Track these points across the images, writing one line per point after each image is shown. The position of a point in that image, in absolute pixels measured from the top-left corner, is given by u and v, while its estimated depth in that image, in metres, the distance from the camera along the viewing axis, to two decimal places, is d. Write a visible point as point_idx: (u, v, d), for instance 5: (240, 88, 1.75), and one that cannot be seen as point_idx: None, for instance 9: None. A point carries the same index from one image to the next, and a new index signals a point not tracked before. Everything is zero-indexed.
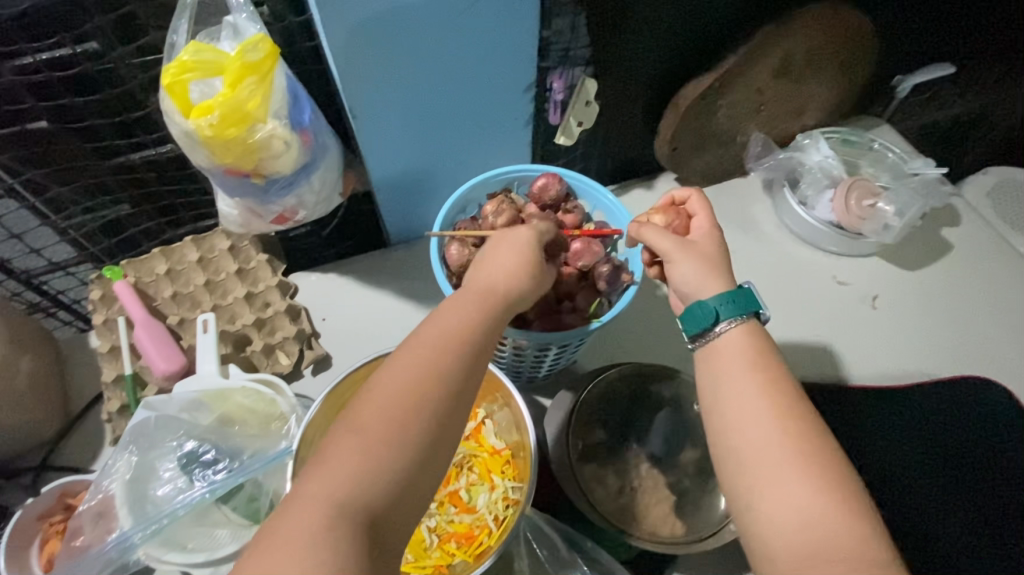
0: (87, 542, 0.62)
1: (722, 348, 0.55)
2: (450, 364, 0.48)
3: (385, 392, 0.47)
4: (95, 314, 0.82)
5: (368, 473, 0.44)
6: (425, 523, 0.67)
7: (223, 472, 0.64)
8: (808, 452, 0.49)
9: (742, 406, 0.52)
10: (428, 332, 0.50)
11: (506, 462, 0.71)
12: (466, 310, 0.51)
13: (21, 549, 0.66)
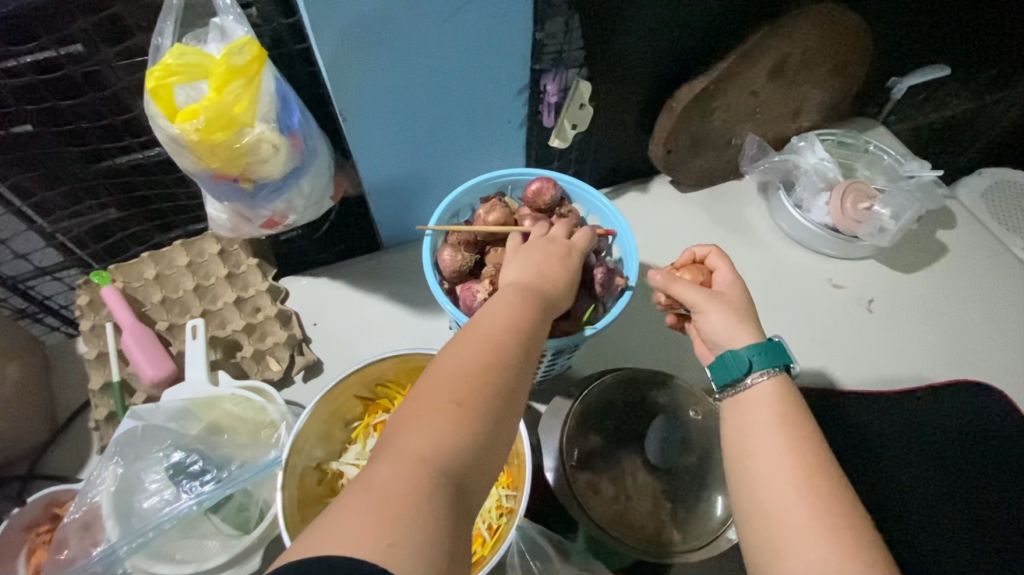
0: (72, 555, 0.61)
1: (749, 400, 0.56)
2: (515, 341, 0.49)
3: (459, 365, 0.46)
4: (83, 320, 0.81)
5: (451, 442, 0.42)
6: None
7: (210, 484, 0.64)
8: (833, 511, 0.48)
9: (765, 460, 0.52)
10: (487, 315, 0.51)
11: (500, 470, 0.70)
12: (517, 296, 0.52)
13: (6, 561, 0.65)
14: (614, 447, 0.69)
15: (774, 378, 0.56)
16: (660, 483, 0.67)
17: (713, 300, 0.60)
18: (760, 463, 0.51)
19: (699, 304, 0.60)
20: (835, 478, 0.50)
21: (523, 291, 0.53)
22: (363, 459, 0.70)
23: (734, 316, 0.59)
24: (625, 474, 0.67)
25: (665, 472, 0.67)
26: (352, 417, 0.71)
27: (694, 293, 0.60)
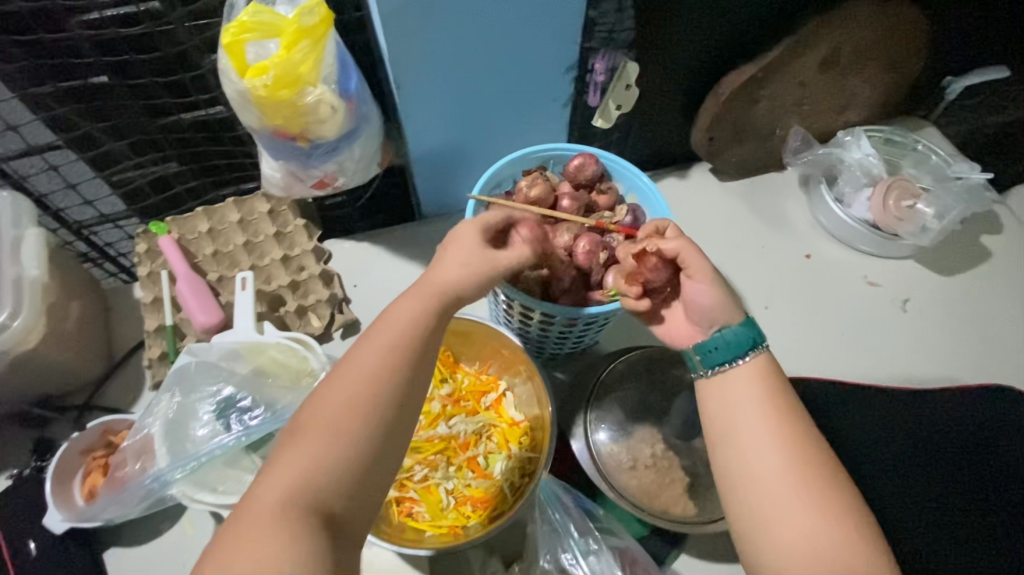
0: (128, 475, 0.67)
1: (734, 378, 0.54)
2: (408, 349, 0.50)
3: (345, 382, 0.49)
4: (140, 267, 0.86)
5: (332, 458, 0.46)
6: (444, 485, 0.70)
7: (258, 418, 0.68)
8: (826, 486, 0.49)
9: (755, 440, 0.51)
10: (382, 326, 0.51)
11: (524, 433, 0.74)
12: (420, 297, 0.53)
13: (65, 480, 0.70)
14: (637, 421, 0.71)
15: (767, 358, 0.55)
16: (680, 459, 0.69)
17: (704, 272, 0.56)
18: (750, 444, 0.51)
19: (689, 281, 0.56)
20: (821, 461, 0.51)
21: (431, 295, 0.53)
22: None
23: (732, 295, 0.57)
24: (646, 446, 0.69)
25: (685, 449, 0.69)
26: None
27: (692, 257, 0.56)
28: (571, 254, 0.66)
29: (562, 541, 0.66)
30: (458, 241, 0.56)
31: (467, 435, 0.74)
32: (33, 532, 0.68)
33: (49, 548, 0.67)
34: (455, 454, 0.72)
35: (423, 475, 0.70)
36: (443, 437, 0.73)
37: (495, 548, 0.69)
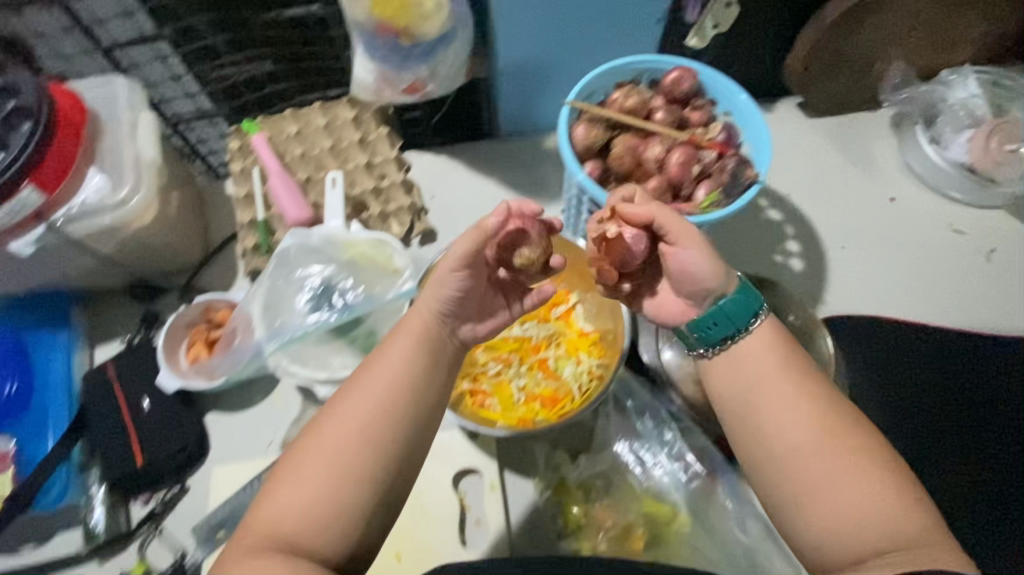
0: (238, 341, 0.74)
1: (747, 352, 0.55)
2: (396, 398, 0.51)
3: (335, 430, 0.49)
4: (234, 163, 0.90)
5: (323, 509, 0.47)
6: (515, 382, 0.75)
7: (355, 299, 0.74)
8: (854, 445, 0.50)
9: (780, 414, 0.51)
10: (369, 375, 0.52)
11: (593, 342, 0.76)
12: (409, 335, 0.54)
13: (174, 349, 0.77)
14: None
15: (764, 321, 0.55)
16: None
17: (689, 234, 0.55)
18: (778, 419, 0.51)
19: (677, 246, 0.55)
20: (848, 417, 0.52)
21: (414, 338, 0.54)
22: None
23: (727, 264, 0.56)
24: None
25: None
26: None
27: (675, 224, 0.55)
28: (661, 166, 0.65)
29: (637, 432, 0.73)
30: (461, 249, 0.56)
31: (539, 339, 0.78)
32: (148, 389, 0.75)
33: (162, 404, 0.75)
34: (527, 354, 0.77)
35: (497, 370, 0.75)
36: (517, 338, 0.77)
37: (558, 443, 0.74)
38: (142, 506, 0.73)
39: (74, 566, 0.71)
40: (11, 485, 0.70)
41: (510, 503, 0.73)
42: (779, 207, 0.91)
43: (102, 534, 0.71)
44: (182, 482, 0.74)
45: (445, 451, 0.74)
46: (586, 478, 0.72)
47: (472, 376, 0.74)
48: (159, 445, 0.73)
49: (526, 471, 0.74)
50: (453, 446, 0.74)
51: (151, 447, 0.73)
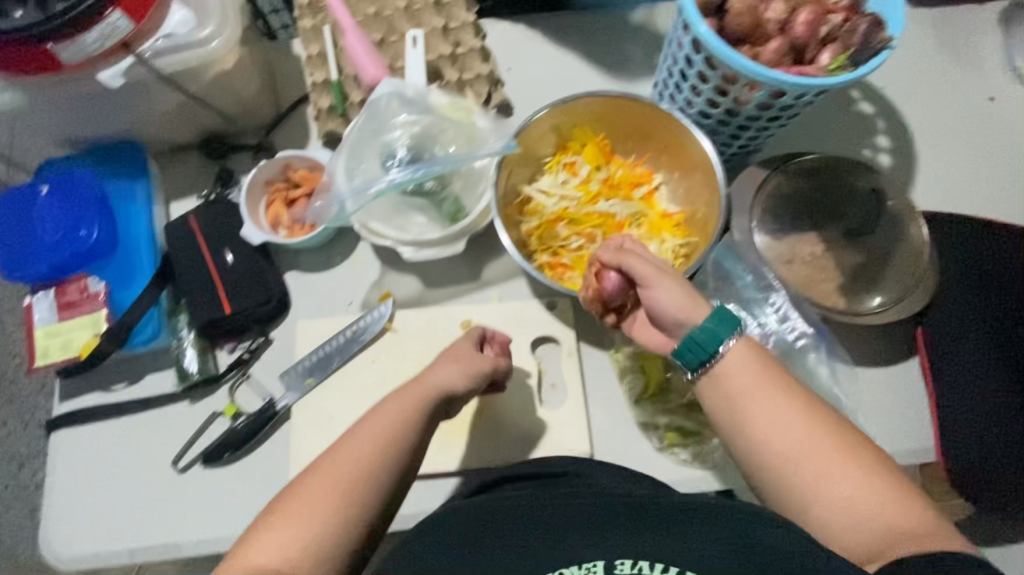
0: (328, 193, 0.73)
1: (727, 367, 0.55)
2: (397, 449, 0.55)
3: (334, 467, 0.53)
4: (303, 19, 0.85)
5: (305, 546, 0.50)
6: (597, 257, 0.74)
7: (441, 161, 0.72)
8: (841, 449, 0.50)
9: (765, 425, 0.52)
10: (374, 421, 0.57)
11: (677, 224, 0.76)
12: (403, 399, 0.58)
13: (254, 204, 0.77)
14: (800, 224, 0.72)
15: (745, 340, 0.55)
16: (836, 260, 0.71)
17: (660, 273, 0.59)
18: (764, 431, 0.51)
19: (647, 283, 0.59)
20: (822, 407, 0.53)
21: (418, 396, 0.58)
22: (553, 186, 0.78)
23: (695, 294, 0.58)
24: (808, 244, 0.72)
25: (841, 251, 0.72)
26: (544, 155, 0.79)
27: (640, 264, 0.60)
28: (784, 29, 0.62)
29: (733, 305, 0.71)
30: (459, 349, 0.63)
31: (624, 216, 0.76)
32: (228, 244, 0.76)
33: (245, 258, 0.76)
34: (610, 231, 0.75)
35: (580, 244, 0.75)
36: (602, 214, 0.76)
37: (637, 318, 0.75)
38: (228, 355, 0.75)
39: (166, 404, 0.73)
40: (105, 324, 0.71)
41: (585, 372, 0.75)
42: (872, 100, 0.87)
43: (195, 376, 0.72)
44: (266, 333, 0.76)
45: (521, 318, 0.76)
46: None
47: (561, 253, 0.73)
48: (246, 296, 0.74)
49: (602, 343, 0.75)
50: (531, 314, 0.76)
51: (237, 297, 0.74)
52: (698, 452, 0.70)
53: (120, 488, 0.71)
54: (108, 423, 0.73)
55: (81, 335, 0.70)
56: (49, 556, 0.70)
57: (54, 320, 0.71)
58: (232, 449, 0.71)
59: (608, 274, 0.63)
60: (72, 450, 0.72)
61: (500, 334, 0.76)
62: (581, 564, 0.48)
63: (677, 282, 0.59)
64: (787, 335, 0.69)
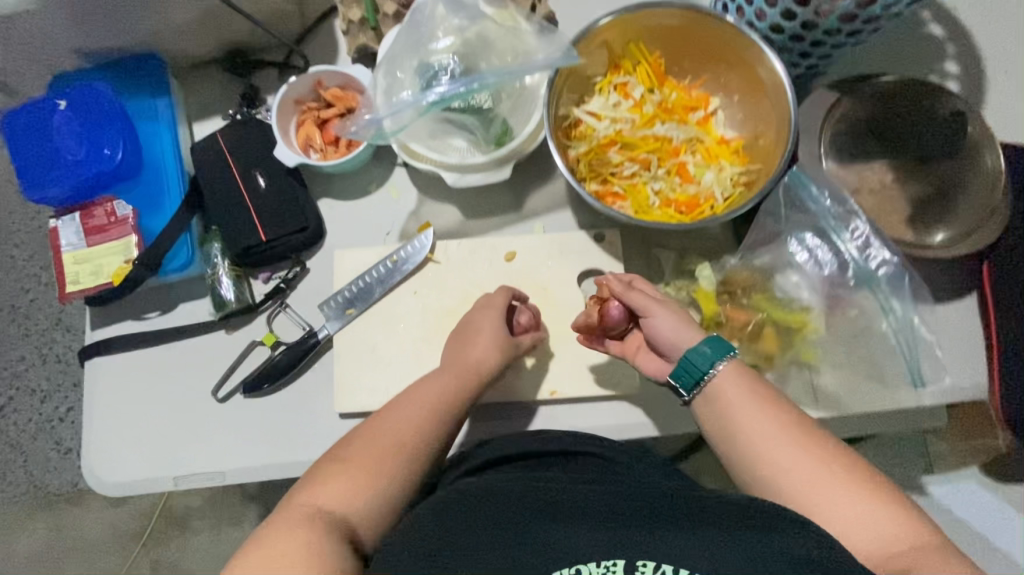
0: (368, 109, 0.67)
1: (725, 388, 0.55)
2: (441, 419, 0.59)
3: (386, 432, 0.57)
4: None
5: (359, 495, 0.53)
6: (652, 185, 0.71)
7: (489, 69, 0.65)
8: (837, 472, 0.50)
9: (760, 444, 0.53)
10: (413, 396, 0.60)
11: (735, 151, 0.71)
12: (446, 379, 0.62)
13: (285, 125, 0.73)
14: (866, 153, 0.69)
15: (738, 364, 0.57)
16: (903, 190, 0.69)
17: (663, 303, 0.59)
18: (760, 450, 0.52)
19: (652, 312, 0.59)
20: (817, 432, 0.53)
21: (459, 371, 0.62)
22: (605, 108, 0.73)
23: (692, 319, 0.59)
24: (874, 174, 0.69)
25: (911, 182, 0.69)
26: (596, 75, 0.73)
27: (643, 299, 0.59)
28: None
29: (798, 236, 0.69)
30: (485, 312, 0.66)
31: (680, 142, 0.72)
32: (260, 167, 0.72)
33: (279, 182, 0.72)
34: (666, 157, 0.71)
35: (634, 171, 0.71)
36: (658, 138, 0.71)
37: (688, 251, 0.72)
38: (263, 285, 0.73)
39: (203, 332, 0.71)
40: (136, 250, 0.68)
41: None
42: (945, 21, 0.81)
43: (232, 304, 0.70)
44: (303, 262, 0.73)
45: (567, 249, 0.73)
46: (727, 280, 0.69)
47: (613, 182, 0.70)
48: (282, 222, 0.71)
49: (651, 277, 0.73)
50: (578, 246, 0.73)
51: (274, 223, 0.71)
52: None
53: (161, 417, 0.70)
54: (144, 352, 0.71)
55: (112, 261, 0.67)
56: (93, 483, 0.69)
57: (83, 245, 0.68)
58: (271, 380, 0.69)
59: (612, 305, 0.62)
60: (109, 378, 0.71)
61: (544, 265, 0.73)
62: (602, 562, 0.46)
63: (679, 311, 0.59)
64: (869, 263, 0.67)
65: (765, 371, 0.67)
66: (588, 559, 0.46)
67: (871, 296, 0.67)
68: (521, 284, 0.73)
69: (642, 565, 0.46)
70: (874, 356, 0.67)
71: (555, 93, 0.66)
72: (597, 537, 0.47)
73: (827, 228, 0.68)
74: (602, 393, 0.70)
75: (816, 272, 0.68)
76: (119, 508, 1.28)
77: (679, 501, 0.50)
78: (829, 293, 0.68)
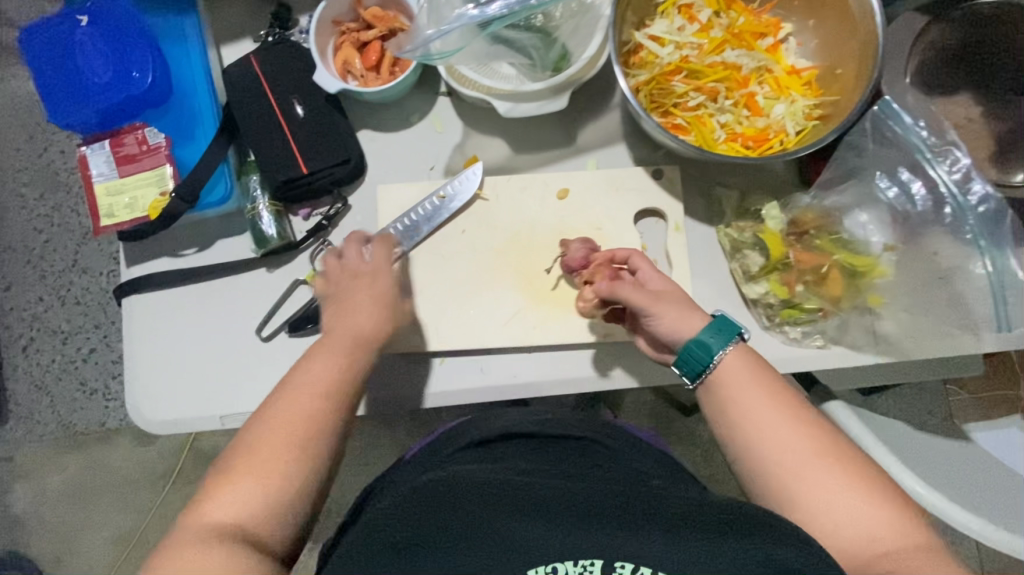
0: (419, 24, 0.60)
1: (729, 375, 0.54)
2: (332, 398, 0.54)
3: (276, 423, 0.52)
4: None
5: (269, 503, 0.49)
6: (718, 118, 0.66)
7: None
8: (832, 464, 0.50)
9: (766, 432, 0.52)
10: (299, 381, 0.54)
11: (807, 82, 0.66)
12: (327, 356, 0.56)
13: (323, 49, 0.67)
14: (954, 83, 0.64)
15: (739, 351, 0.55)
16: (990, 124, 0.64)
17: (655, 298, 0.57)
18: (761, 437, 0.52)
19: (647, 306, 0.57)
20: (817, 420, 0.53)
21: (344, 342, 0.57)
22: (669, 32, 0.67)
23: (686, 309, 0.57)
24: (961, 106, 0.64)
25: (999, 115, 0.64)
26: None
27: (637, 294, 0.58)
28: None
29: (890, 172, 0.65)
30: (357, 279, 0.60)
31: (748, 71, 0.67)
32: (297, 95, 0.67)
33: (316, 111, 0.67)
34: (734, 88, 0.66)
35: (699, 102, 0.66)
36: (726, 66, 0.66)
37: (750, 191, 0.69)
38: (304, 222, 0.69)
39: (245, 270, 0.69)
40: (172, 182, 0.64)
41: (692, 248, 0.69)
42: None
43: (274, 241, 0.67)
44: (345, 199, 0.69)
45: (622, 186, 0.69)
46: (796, 220, 0.66)
47: (704, 135, 0.66)
48: (322, 154, 0.67)
49: (710, 217, 0.70)
50: (634, 184, 0.69)
51: (314, 154, 0.67)
52: (808, 330, 0.67)
53: (204, 356, 0.68)
54: (183, 290, 0.69)
55: (148, 194, 0.64)
56: (139, 422, 0.68)
57: (115, 176, 0.64)
58: (314, 321, 0.67)
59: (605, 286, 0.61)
60: (148, 316, 0.69)
61: (597, 205, 0.69)
62: (578, 560, 0.43)
63: (675, 306, 0.57)
64: (969, 198, 0.62)
65: (829, 314, 0.66)
66: (564, 558, 0.43)
67: (961, 238, 0.62)
68: (574, 223, 0.69)
69: (620, 566, 0.42)
70: (958, 302, 0.63)
71: (620, 13, 0.61)
72: (568, 533, 0.44)
73: (923, 162, 0.63)
74: None
75: (905, 208, 0.64)
76: (149, 447, 1.29)
77: (661, 501, 0.46)
78: (901, 236, 0.64)
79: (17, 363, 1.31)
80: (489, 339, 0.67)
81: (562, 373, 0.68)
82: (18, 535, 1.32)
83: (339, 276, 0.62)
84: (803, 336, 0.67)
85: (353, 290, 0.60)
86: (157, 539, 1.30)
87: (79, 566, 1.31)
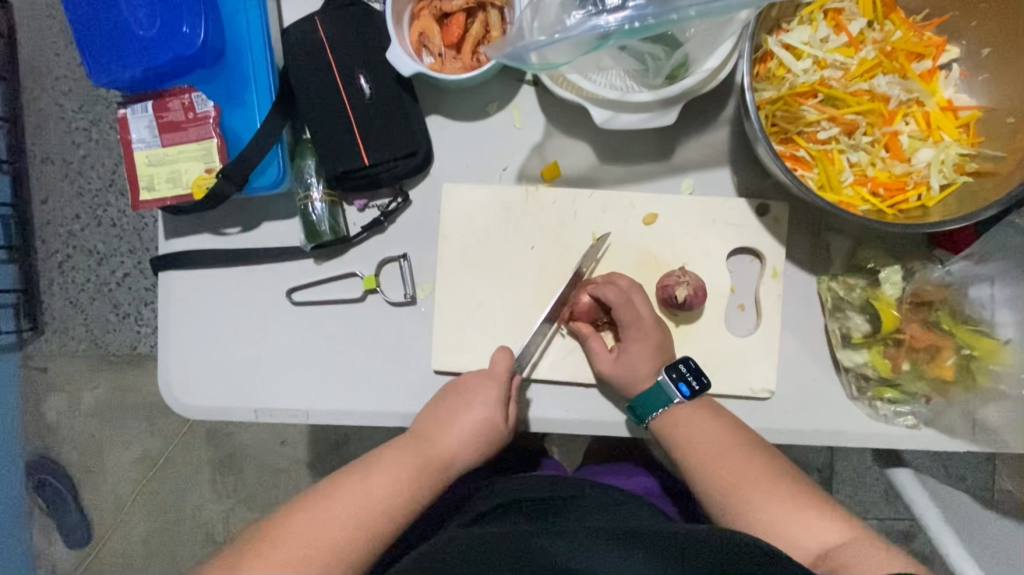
0: (520, 27, 0.49)
1: (683, 413, 0.57)
2: (385, 523, 0.54)
3: (323, 514, 0.52)
4: None
5: None
6: (849, 157, 0.56)
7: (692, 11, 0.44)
8: (779, 483, 0.53)
9: (722, 469, 0.55)
10: (358, 482, 0.55)
11: (964, 125, 0.56)
12: (408, 469, 0.56)
13: (398, 21, 0.57)
14: None
15: (681, 407, 0.58)
16: None
17: (603, 351, 0.59)
18: (718, 473, 0.55)
19: (596, 351, 0.59)
20: (766, 450, 0.56)
21: (423, 459, 0.56)
22: (809, 43, 0.56)
23: (633, 372, 0.58)
24: None
25: None
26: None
27: (591, 340, 0.59)
28: None
29: None
30: (473, 384, 0.59)
31: (897, 103, 0.56)
32: (365, 69, 0.59)
33: (384, 92, 0.59)
34: (878, 122, 0.56)
35: (831, 135, 0.56)
36: (873, 95, 0.56)
37: (865, 242, 0.60)
38: (359, 214, 0.63)
39: (289, 257, 0.63)
40: (218, 160, 0.58)
41: (785, 297, 0.61)
42: None
43: (326, 235, 0.61)
44: (405, 194, 0.62)
45: (719, 217, 0.61)
46: (916, 293, 0.58)
47: (842, 190, 0.56)
48: (387, 144, 0.59)
49: (813, 264, 0.61)
50: (731, 216, 0.61)
51: (378, 143, 0.59)
52: (903, 410, 0.59)
53: (241, 342, 0.64)
54: (224, 270, 0.64)
55: (192, 168, 0.58)
56: (170, 403, 0.64)
57: (157, 144, 0.58)
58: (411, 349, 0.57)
59: (580, 314, 0.60)
60: (186, 294, 0.64)
61: (685, 236, 0.61)
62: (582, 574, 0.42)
63: (625, 365, 0.58)
64: None
65: (931, 399, 0.59)
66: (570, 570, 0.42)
67: None
68: (659, 255, 0.61)
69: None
70: None
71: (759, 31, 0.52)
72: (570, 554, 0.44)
73: None
74: (731, 393, 0.61)
75: None
76: None
77: (634, 530, 0.48)
78: None
79: (51, 277, 1.22)
80: (546, 370, 0.61)
81: (620, 416, 0.61)
82: (47, 444, 1.25)
83: (454, 380, 0.60)
84: (895, 415, 0.59)
85: (457, 407, 0.58)
86: (183, 464, 1.24)
87: (91, 489, 1.26)
